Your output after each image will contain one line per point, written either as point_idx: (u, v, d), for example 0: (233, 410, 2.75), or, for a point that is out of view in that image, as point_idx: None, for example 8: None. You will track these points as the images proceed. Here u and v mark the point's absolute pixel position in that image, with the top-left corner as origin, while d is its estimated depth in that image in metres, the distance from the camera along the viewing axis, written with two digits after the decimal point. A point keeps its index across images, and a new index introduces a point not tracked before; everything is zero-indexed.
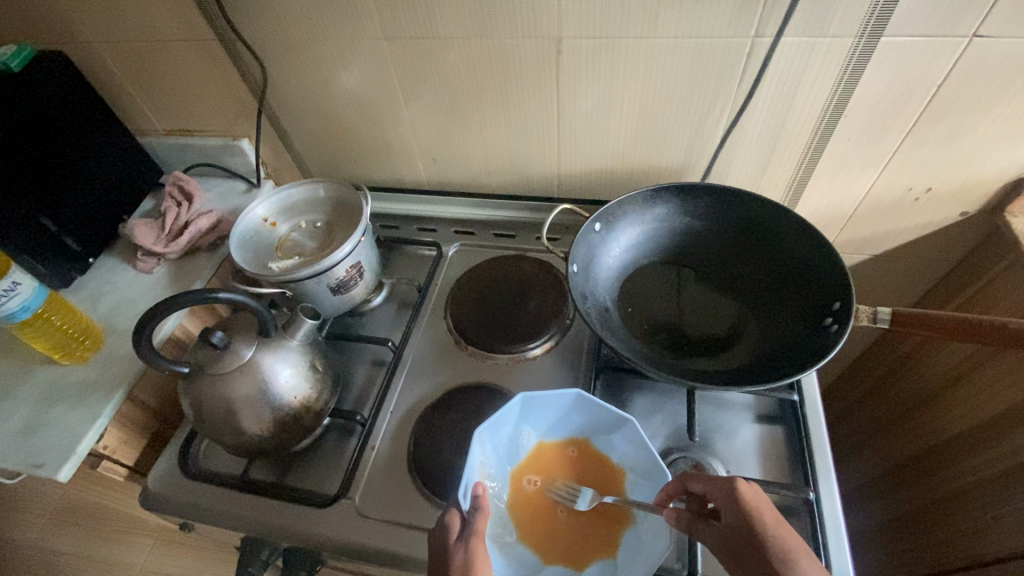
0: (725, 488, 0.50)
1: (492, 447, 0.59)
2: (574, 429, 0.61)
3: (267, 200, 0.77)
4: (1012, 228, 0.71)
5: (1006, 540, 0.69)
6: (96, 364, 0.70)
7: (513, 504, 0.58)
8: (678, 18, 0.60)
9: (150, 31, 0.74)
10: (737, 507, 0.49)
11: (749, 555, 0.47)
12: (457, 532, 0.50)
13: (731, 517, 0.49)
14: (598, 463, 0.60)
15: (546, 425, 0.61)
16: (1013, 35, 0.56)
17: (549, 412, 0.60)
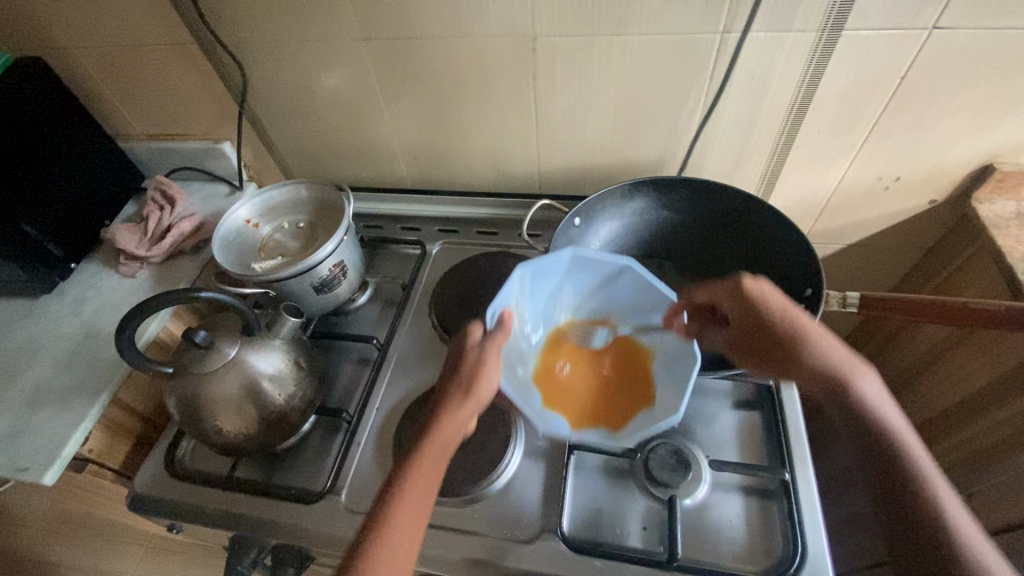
0: (730, 289, 0.60)
1: (532, 295, 0.65)
2: (612, 309, 0.67)
3: (249, 202, 0.77)
4: (978, 214, 0.74)
5: None
6: (80, 368, 0.70)
7: (540, 358, 0.63)
8: (649, 14, 0.62)
9: (128, 36, 0.74)
10: (746, 301, 0.59)
11: (760, 336, 0.59)
12: (477, 338, 0.58)
13: (738, 315, 0.60)
14: (632, 344, 0.64)
15: (587, 294, 0.67)
16: (970, 26, 0.58)
17: (591, 276, 0.66)
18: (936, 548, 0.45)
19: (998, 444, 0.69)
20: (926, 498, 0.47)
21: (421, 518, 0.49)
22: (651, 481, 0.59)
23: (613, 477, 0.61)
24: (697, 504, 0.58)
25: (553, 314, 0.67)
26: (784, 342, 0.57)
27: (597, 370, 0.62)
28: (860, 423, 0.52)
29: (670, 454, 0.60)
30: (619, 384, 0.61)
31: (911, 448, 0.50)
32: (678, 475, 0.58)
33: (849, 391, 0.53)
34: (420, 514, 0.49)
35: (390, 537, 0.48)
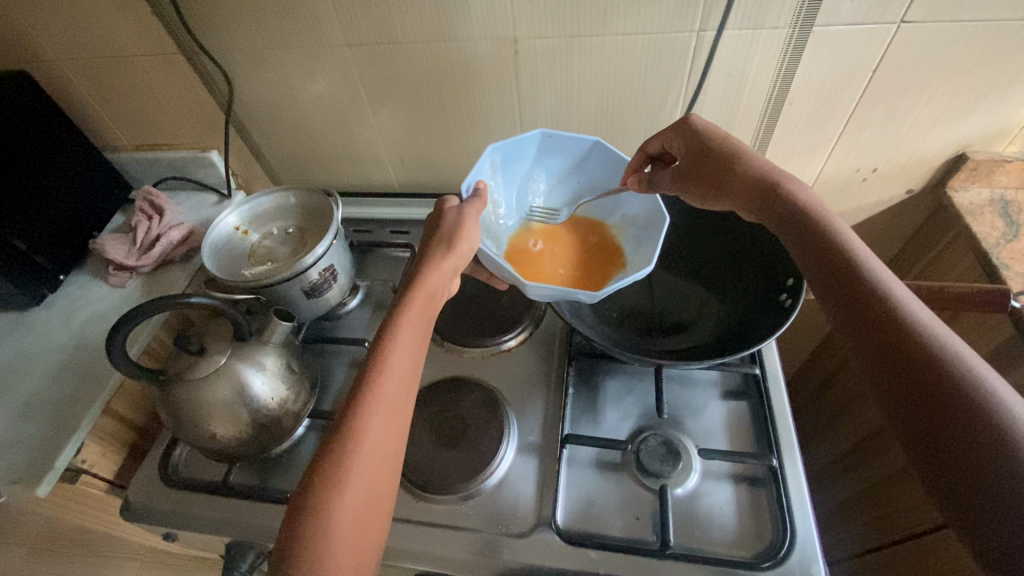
0: (675, 125, 0.64)
1: (506, 179, 0.73)
2: (582, 186, 0.74)
3: (238, 209, 0.78)
4: (954, 202, 0.76)
5: None
6: (72, 380, 0.70)
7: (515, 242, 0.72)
8: (626, 15, 0.63)
9: (112, 47, 0.75)
10: (687, 132, 0.63)
11: (702, 166, 0.62)
12: (455, 204, 0.62)
13: (683, 144, 0.63)
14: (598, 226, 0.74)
15: (558, 179, 0.75)
16: (936, 19, 0.60)
17: (561, 159, 0.73)
18: (908, 356, 0.41)
19: None
20: (893, 311, 0.43)
21: (386, 459, 0.48)
22: (642, 472, 0.60)
23: (605, 469, 0.62)
24: (688, 493, 0.59)
25: (523, 174, 0.74)
26: (718, 143, 0.60)
27: (567, 248, 0.72)
28: (827, 257, 0.50)
29: (660, 445, 0.61)
30: (588, 259, 0.71)
31: (891, 284, 0.45)
32: (668, 465, 0.59)
33: (815, 232, 0.52)
34: (384, 454, 0.48)
35: (359, 477, 0.46)
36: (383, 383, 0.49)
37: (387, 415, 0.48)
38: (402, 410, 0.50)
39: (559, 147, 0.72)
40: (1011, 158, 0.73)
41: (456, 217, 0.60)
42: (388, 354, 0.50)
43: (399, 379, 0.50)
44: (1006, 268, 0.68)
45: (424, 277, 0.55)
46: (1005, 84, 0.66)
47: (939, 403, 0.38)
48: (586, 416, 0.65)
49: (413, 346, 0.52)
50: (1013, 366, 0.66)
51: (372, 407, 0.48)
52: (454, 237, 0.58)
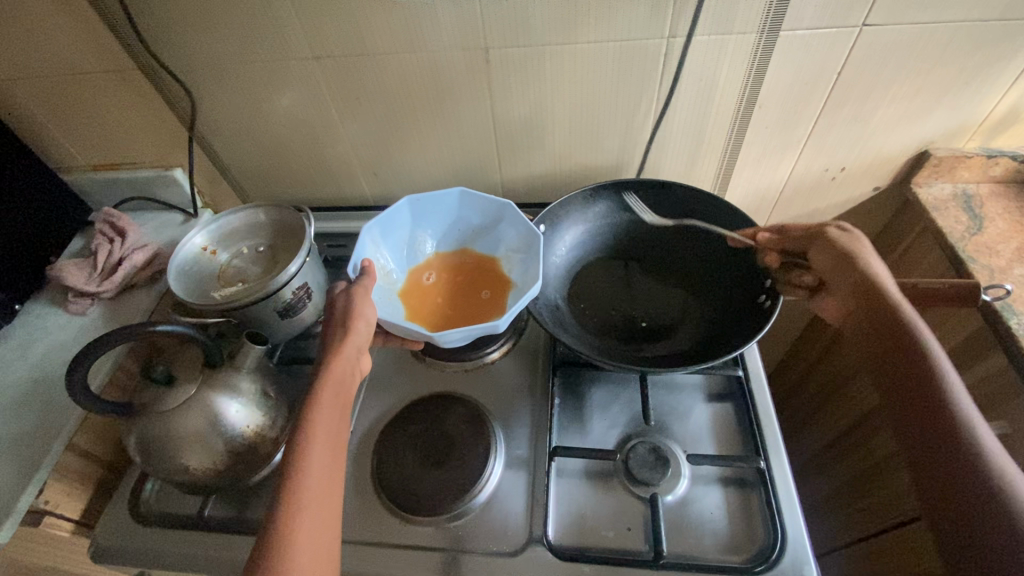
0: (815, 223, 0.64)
1: (393, 248, 0.73)
2: (464, 230, 0.76)
3: (204, 228, 0.75)
4: (920, 198, 0.78)
5: None
6: (32, 416, 0.66)
7: (414, 294, 0.71)
8: (596, 23, 0.63)
9: (65, 65, 0.71)
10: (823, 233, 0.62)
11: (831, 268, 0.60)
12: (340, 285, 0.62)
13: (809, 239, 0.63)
14: (481, 258, 0.75)
15: (441, 233, 0.76)
16: (897, 22, 0.62)
17: (444, 210, 0.75)
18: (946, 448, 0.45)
19: None
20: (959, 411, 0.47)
21: (319, 536, 0.46)
22: (632, 480, 0.59)
23: (595, 480, 0.61)
24: (679, 499, 0.59)
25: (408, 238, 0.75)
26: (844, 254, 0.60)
27: (457, 290, 0.72)
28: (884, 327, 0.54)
29: (648, 452, 0.60)
30: (474, 292, 0.71)
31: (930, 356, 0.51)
32: (657, 472, 0.59)
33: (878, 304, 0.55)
34: (317, 529, 0.46)
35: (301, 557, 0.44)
36: (308, 464, 0.48)
37: (318, 493, 0.48)
38: (334, 488, 0.49)
39: (437, 205, 0.74)
40: (972, 153, 0.75)
41: (339, 299, 0.60)
42: (310, 439, 0.50)
43: (322, 460, 0.49)
44: (972, 260, 0.70)
45: (331, 362, 0.55)
46: (962, 83, 0.68)
47: (965, 504, 0.43)
48: (572, 426, 0.65)
49: (334, 422, 0.52)
50: (984, 356, 0.68)
51: (300, 485, 0.47)
52: (345, 309, 0.58)
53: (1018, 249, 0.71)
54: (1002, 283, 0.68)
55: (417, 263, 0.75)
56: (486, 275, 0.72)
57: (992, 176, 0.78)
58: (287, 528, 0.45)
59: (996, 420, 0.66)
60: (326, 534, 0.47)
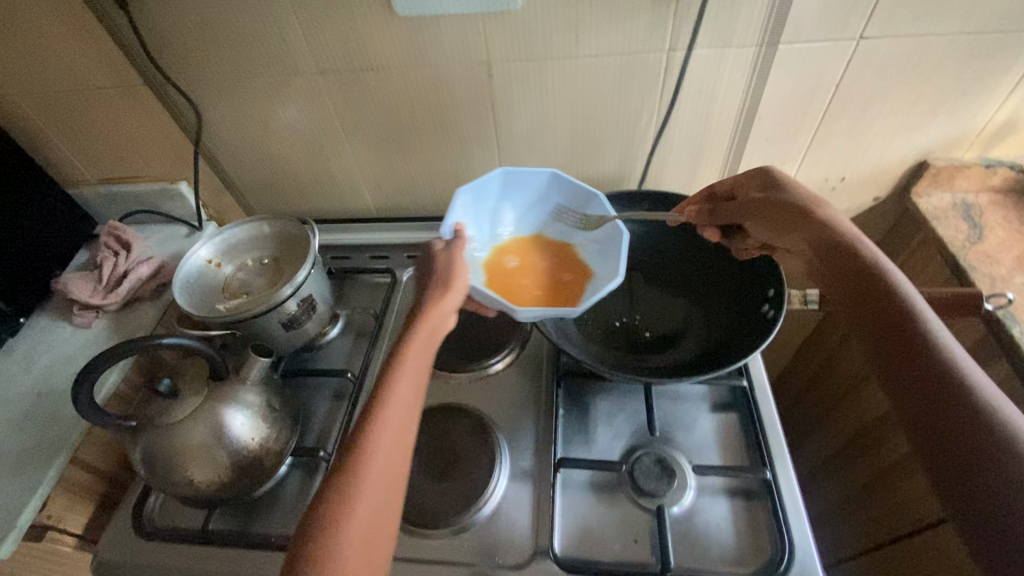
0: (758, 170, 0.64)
1: (475, 214, 0.72)
2: (547, 212, 0.75)
3: (210, 241, 0.75)
4: (919, 208, 0.79)
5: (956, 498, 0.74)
6: (36, 430, 0.66)
7: (492, 268, 0.71)
8: (597, 37, 0.64)
9: (73, 81, 0.72)
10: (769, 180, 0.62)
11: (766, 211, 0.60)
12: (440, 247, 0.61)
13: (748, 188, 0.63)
14: (564, 245, 0.74)
15: (525, 211, 0.75)
16: (893, 35, 0.63)
17: (531, 188, 0.73)
18: (943, 387, 0.42)
19: None
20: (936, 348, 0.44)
21: (380, 505, 0.46)
22: (637, 492, 0.59)
23: (600, 492, 0.61)
24: (685, 511, 0.59)
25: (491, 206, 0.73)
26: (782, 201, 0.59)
27: (538, 275, 0.71)
28: (858, 277, 0.52)
29: (654, 463, 0.60)
30: (557, 279, 0.71)
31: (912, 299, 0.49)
32: (663, 484, 0.59)
33: (851, 256, 0.54)
34: (378, 499, 0.46)
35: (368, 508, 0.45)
36: (381, 433, 0.48)
37: (385, 463, 0.47)
38: (408, 439, 0.50)
39: (527, 180, 0.72)
40: (970, 163, 0.76)
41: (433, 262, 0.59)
42: (394, 388, 0.50)
43: (395, 429, 0.49)
44: (973, 269, 0.71)
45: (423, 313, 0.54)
46: (959, 94, 0.69)
47: (952, 434, 0.40)
48: (577, 437, 0.65)
49: (420, 374, 0.52)
50: (989, 364, 0.68)
51: (372, 450, 0.47)
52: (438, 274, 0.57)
53: (1018, 258, 0.71)
54: (1003, 292, 0.68)
55: (500, 240, 0.74)
56: (569, 265, 0.72)
57: (991, 185, 0.79)
58: (348, 493, 0.45)
59: None
60: (388, 504, 0.47)
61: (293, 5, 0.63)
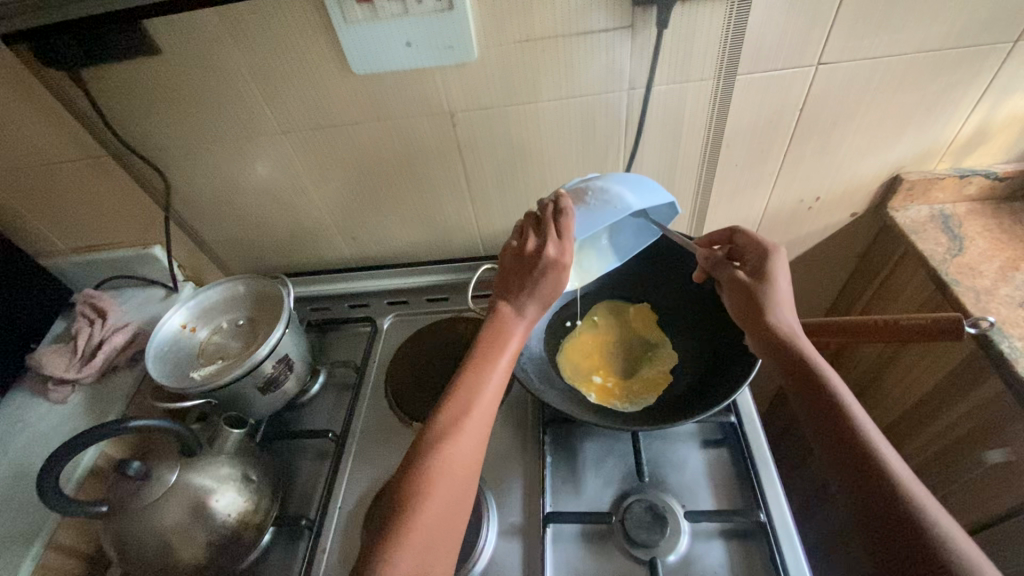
0: (762, 242, 0.59)
1: (601, 215, 0.56)
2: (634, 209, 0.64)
3: (182, 307, 0.74)
4: (897, 222, 0.78)
5: (968, 512, 0.72)
6: (10, 517, 0.64)
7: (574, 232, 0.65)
8: (557, 81, 0.64)
9: (39, 157, 0.72)
10: (755, 252, 0.60)
11: (740, 285, 0.59)
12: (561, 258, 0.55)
13: (749, 258, 0.60)
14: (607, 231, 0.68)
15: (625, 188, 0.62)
16: (851, 59, 0.63)
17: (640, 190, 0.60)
18: (889, 507, 0.41)
19: (961, 438, 0.72)
20: (868, 450, 0.44)
21: (453, 507, 0.47)
22: (629, 543, 0.57)
23: (593, 545, 0.58)
24: (681, 559, 0.56)
25: (606, 194, 0.57)
26: (764, 282, 0.57)
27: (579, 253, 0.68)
28: (816, 406, 0.49)
29: (645, 511, 0.58)
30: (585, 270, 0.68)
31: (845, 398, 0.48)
32: (656, 533, 0.57)
33: (806, 375, 0.50)
34: (455, 497, 0.48)
35: (433, 531, 0.45)
36: (465, 432, 0.50)
37: (460, 469, 0.48)
38: (472, 465, 0.50)
39: (638, 181, 0.60)
40: (944, 175, 0.75)
41: (559, 245, 0.55)
42: (468, 414, 0.51)
43: (470, 449, 0.49)
44: (956, 283, 0.70)
45: (503, 342, 0.55)
46: (925, 108, 0.68)
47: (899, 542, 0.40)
48: (566, 486, 0.63)
49: (491, 401, 0.52)
50: (981, 380, 0.67)
51: (438, 470, 0.47)
52: (560, 260, 0.55)
53: (1001, 268, 0.70)
54: (988, 305, 0.67)
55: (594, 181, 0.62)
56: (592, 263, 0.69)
57: (967, 194, 0.78)
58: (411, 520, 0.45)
59: (1000, 447, 0.65)
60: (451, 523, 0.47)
61: (250, 71, 0.63)
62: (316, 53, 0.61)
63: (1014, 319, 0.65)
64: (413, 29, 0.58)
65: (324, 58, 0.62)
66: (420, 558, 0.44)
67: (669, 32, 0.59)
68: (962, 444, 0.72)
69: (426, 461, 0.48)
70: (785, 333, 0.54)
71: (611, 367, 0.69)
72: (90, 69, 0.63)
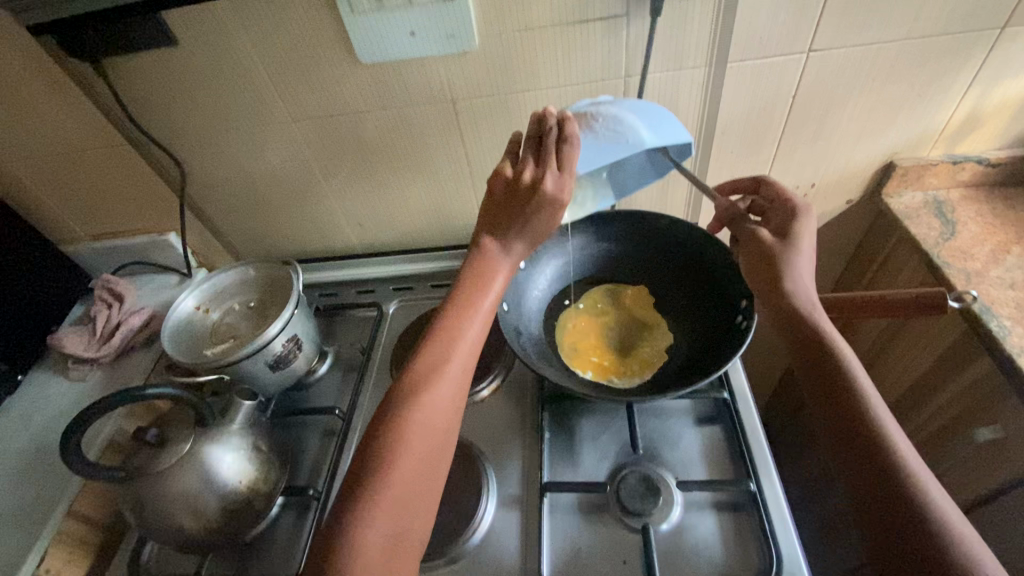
0: (796, 206, 0.61)
1: (608, 144, 0.57)
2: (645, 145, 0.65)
3: (196, 289, 0.78)
4: (892, 208, 0.80)
5: (961, 491, 0.74)
6: (33, 486, 0.68)
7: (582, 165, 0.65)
8: (556, 70, 0.66)
9: (61, 145, 0.75)
10: (785, 215, 0.61)
11: (759, 242, 0.59)
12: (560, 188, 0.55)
13: (778, 220, 0.61)
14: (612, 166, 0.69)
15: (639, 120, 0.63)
16: (842, 46, 0.65)
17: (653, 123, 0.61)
18: (891, 481, 0.43)
19: (954, 419, 0.73)
20: (875, 426, 0.46)
21: (434, 449, 0.50)
22: (623, 511, 0.59)
23: (589, 515, 0.61)
24: (674, 527, 0.58)
25: (619, 125, 0.58)
26: (789, 241, 0.58)
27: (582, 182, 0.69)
28: (825, 376, 0.50)
29: (639, 481, 0.61)
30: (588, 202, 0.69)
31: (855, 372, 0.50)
32: (649, 502, 0.59)
33: (818, 346, 0.51)
34: (436, 440, 0.50)
35: (413, 460, 0.49)
36: (448, 376, 0.52)
37: (441, 404, 0.51)
38: (454, 400, 0.52)
39: (653, 112, 0.60)
40: (937, 161, 0.77)
41: (556, 179, 0.54)
42: (450, 353, 0.53)
43: (451, 384, 0.52)
44: (948, 266, 0.71)
45: (484, 282, 0.57)
46: (915, 95, 0.70)
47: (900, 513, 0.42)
48: (564, 460, 0.65)
49: (472, 341, 0.55)
50: (971, 359, 0.68)
51: (419, 404, 0.50)
52: (556, 195, 0.54)
53: (992, 252, 0.72)
54: (978, 286, 0.69)
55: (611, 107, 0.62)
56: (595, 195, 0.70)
57: (961, 181, 0.79)
58: (393, 449, 0.48)
59: (990, 425, 0.66)
60: (433, 455, 0.50)
61: (262, 61, 0.66)
62: (324, 43, 0.64)
63: (1003, 300, 0.66)
64: (417, 20, 0.61)
65: (333, 48, 0.65)
66: (401, 485, 0.47)
67: (663, 20, 0.62)
68: (954, 424, 0.73)
69: (408, 395, 0.51)
70: (801, 301, 0.54)
71: (605, 346, 0.72)
72: (110, 59, 0.66)
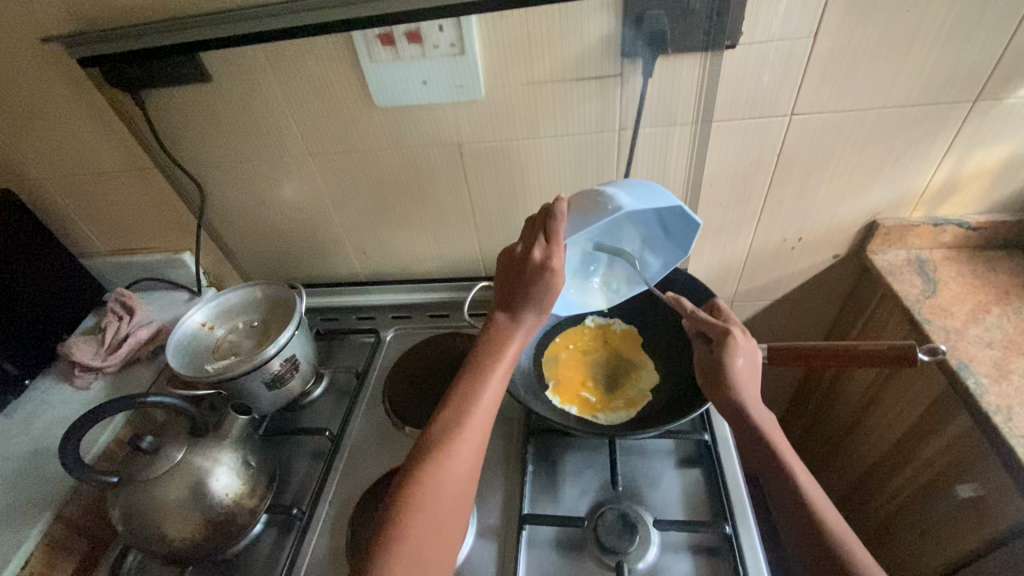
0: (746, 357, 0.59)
1: (589, 219, 0.58)
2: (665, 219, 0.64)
3: (204, 306, 0.81)
4: (876, 264, 0.83)
5: (946, 550, 0.73)
6: (27, 488, 0.70)
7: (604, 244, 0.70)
8: (554, 121, 0.71)
9: (95, 166, 0.81)
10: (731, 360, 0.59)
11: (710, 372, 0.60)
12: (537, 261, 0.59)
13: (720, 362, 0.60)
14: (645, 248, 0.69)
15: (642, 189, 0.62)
16: (821, 111, 0.69)
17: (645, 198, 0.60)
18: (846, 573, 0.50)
19: (936, 475, 0.73)
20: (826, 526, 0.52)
21: (437, 527, 0.50)
22: (601, 549, 0.60)
23: (566, 551, 0.61)
24: (650, 567, 0.59)
25: (602, 200, 0.58)
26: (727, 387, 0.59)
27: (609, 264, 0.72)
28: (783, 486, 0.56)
29: (617, 519, 0.61)
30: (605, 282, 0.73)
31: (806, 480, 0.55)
32: (626, 539, 0.60)
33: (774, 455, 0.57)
34: (443, 513, 0.51)
35: (419, 530, 0.49)
36: (458, 446, 0.53)
37: (452, 478, 0.52)
38: (462, 471, 0.53)
39: (643, 189, 0.60)
40: (919, 223, 0.80)
41: (545, 248, 0.59)
42: (463, 423, 0.54)
43: (462, 456, 0.53)
44: (928, 322, 0.73)
45: (499, 355, 0.59)
46: (894, 159, 0.74)
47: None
48: (544, 493, 0.66)
49: (486, 414, 0.56)
50: (951, 416, 0.70)
51: (429, 477, 0.51)
52: (546, 263, 0.58)
53: (972, 311, 0.74)
54: (957, 343, 0.70)
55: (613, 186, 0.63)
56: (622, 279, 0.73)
57: (943, 242, 0.82)
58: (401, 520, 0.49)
59: (970, 482, 0.67)
60: (439, 529, 0.50)
61: (287, 99, 0.72)
62: (344, 88, 0.70)
63: (981, 358, 0.68)
64: (430, 70, 0.67)
65: (351, 91, 0.70)
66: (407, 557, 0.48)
67: (653, 80, 0.67)
68: (937, 481, 0.73)
69: (421, 466, 0.52)
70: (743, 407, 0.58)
71: (592, 384, 0.73)
72: (149, 91, 0.72)
